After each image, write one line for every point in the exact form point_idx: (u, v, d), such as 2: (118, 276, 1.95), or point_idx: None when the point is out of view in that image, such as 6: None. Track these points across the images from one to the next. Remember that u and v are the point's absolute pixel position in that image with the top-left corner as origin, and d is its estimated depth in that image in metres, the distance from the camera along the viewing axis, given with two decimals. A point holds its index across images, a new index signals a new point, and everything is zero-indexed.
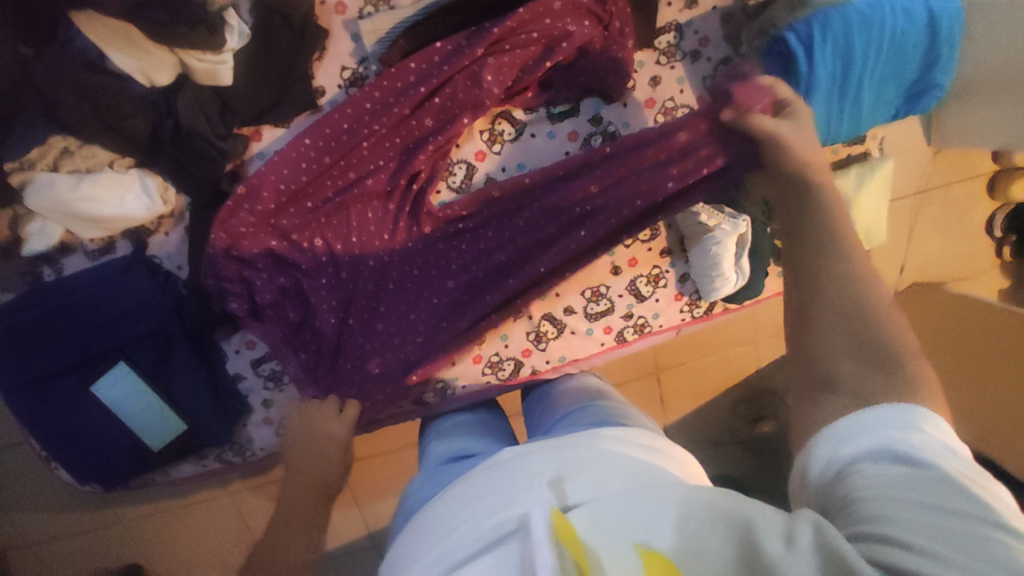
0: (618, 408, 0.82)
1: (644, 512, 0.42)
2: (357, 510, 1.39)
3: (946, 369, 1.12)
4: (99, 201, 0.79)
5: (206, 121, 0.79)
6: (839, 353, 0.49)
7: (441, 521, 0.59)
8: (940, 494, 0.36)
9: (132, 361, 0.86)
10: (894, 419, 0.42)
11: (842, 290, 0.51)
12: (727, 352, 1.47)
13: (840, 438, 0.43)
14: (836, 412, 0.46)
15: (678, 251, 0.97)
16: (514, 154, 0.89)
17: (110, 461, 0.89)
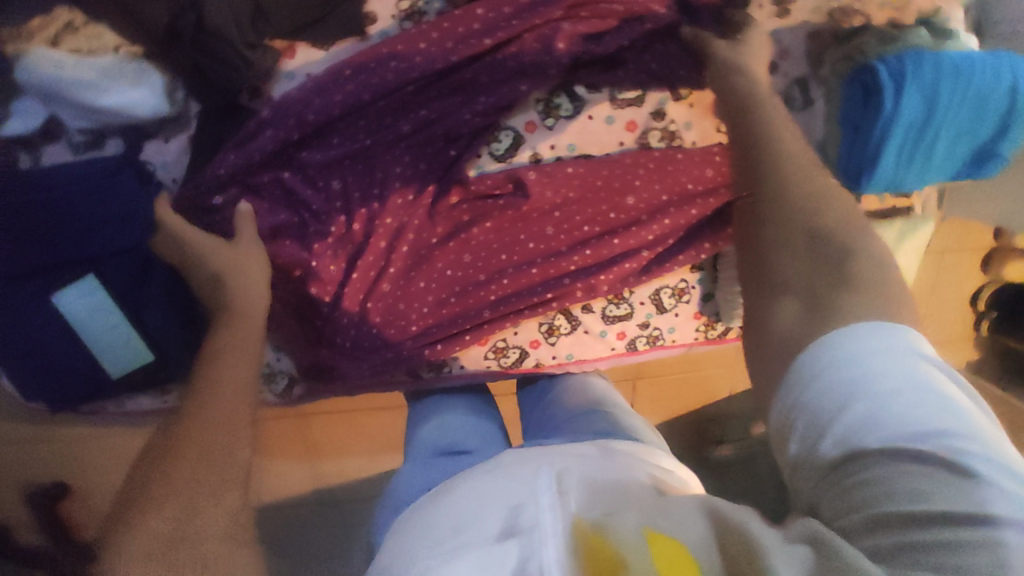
0: (624, 416, 0.78)
1: (661, 515, 0.43)
2: (309, 468, 1.30)
3: None
4: (99, 90, 0.70)
5: (235, 25, 0.69)
6: (792, 267, 0.59)
7: (418, 523, 0.54)
8: (939, 481, 0.39)
9: (104, 276, 0.76)
10: (906, 404, 0.42)
11: (802, 227, 0.61)
12: (702, 372, 1.51)
13: (851, 422, 0.43)
14: (848, 349, 0.47)
15: (708, 268, 0.92)
16: (567, 133, 0.82)
17: (61, 379, 0.80)
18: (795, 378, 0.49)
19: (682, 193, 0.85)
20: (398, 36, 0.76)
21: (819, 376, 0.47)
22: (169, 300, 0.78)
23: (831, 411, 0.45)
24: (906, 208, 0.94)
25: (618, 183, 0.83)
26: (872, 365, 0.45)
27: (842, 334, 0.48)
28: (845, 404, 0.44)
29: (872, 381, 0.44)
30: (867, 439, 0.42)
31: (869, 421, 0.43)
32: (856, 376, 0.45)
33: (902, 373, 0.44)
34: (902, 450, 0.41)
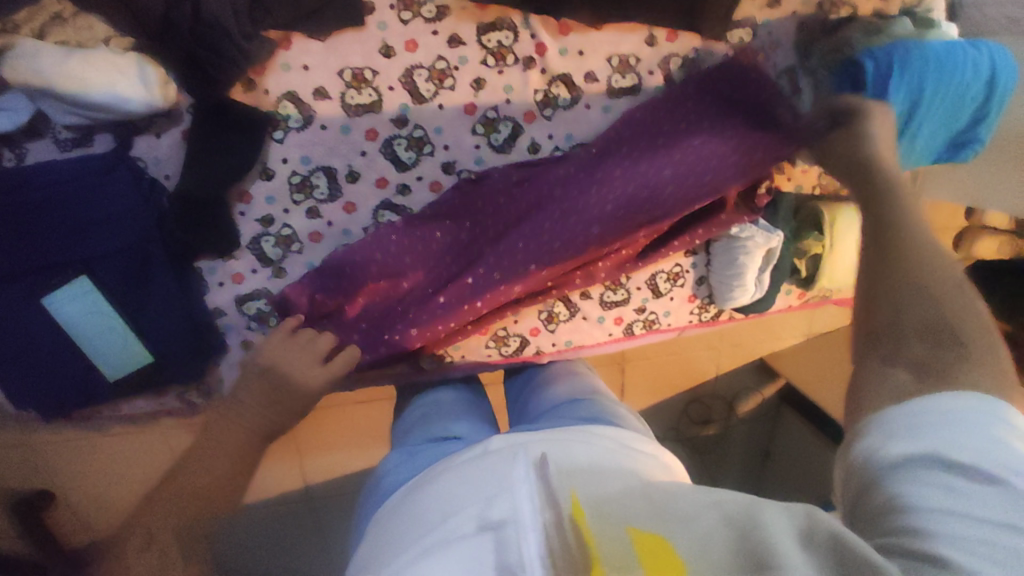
0: (613, 406, 0.75)
1: (659, 515, 0.46)
2: (299, 461, 1.25)
3: None
4: (85, 83, 0.66)
5: (232, 14, 0.68)
6: (909, 325, 0.47)
7: (409, 518, 0.54)
8: (998, 507, 0.35)
9: (96, 278, 0.74)
10: (964, 425, 0.39)
11: (926, 288, 0.48)
12: (690, 354, 1.56)
13: (897, 432, 0.41)
14: (933, 405, 0.41)
15: (701, 252, 0.95)
16: (565, 122, 0.82)
17: (58, 385, 0.78)
18: (866, 426, 0.43)
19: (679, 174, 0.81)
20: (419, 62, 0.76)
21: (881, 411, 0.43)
22: (168, 297, 0.77)
23: (889, 435, 0.41)
24: None
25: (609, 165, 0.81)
26: (941, 398, 0.41)
27: (928, 396, 0.41)
28: (904, 429, 0.40)
29: (941, 410, 0.40)
30: (918, 454, 0.38)
31: (928, 440, 0.39)
32: (919, 411, 0.40)
33: (971, 407, 0.40)
34: (954, 465, 0.37)
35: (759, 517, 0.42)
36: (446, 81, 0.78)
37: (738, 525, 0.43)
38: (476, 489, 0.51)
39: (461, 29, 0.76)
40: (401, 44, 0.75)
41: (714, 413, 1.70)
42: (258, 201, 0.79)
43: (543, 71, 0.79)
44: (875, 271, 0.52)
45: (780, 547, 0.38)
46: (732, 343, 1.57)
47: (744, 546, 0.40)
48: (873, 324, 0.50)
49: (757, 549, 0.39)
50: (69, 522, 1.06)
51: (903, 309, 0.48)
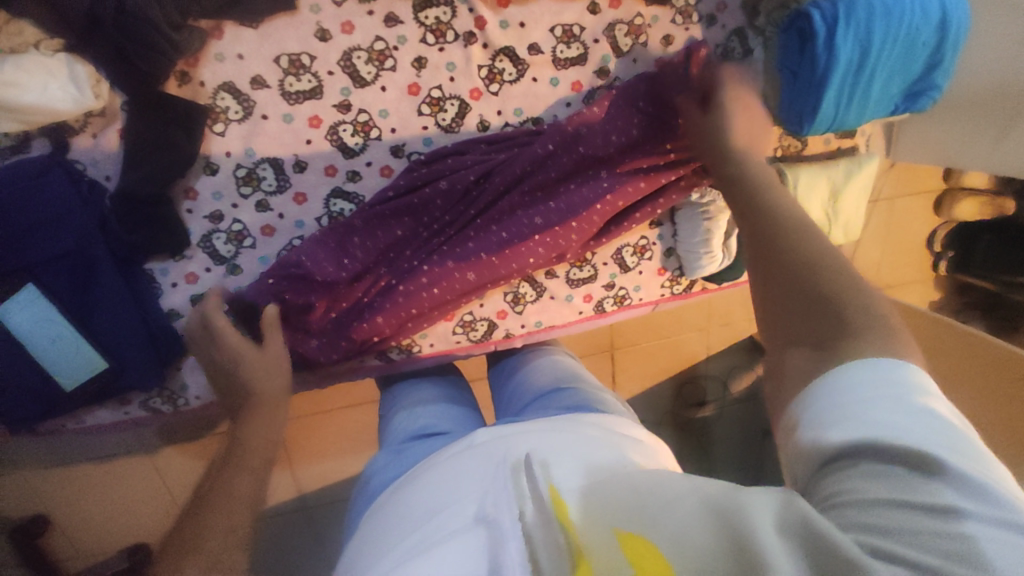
0: (596, 390, 0.71)
1: (637, 503, 0.40)
2: (290, 471, 1.21)
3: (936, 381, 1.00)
4: (15, 86, 0.65)
5: (157, 4, 0.66)
6: (793, 305, 0.44)
7: (387, 520, 0.50)
8: (936, 491, 0.30)
9: (43, 286, 0.72)
10: (895, 399, 0.35)
11: (802, 263, 0.45)
12: (678, 337, 1.53)
13: (831, 412, 0.36)
14: (849, 385, 0.36)
15: (666, 223, 0.93)
16: (512, 97, 0.81)
17: (11, 401, 0.75)
18: (801, 409, 0.38)
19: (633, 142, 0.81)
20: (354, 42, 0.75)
21: (808, 390, 0.39)
22: (120, 299, 0.75)
23: (825, 414, 0.36)
24: (851, 148, 1.00)
25: (560, 136, 0.79)
26: (869, 370, 0.36)
27: (845, 368, 0.37)
28: (830, 410, 0.36)
29: (872, 383, 0.36)
30: (846, 434, 0.34)
31: (857, 418, 0.34)
32: (846, 386, 0.36)
33: (903, 379, 0.35)
34: (889, 444, 0.33)
35: (742, 500, 0.36)
36: (386, 62, 0.76)
37: (716, 506, 0.37)
38: (458, 489, 0.47)
39: (397, 7, 0.75)
40: (336, 27, 0.74)
41: (712, 395, 1.65)
42: (205, 198, 0.77)
43: (485, 45, 0.78)
44: (755, 258, 0.49)
45: (757, 529, 0.32)
46: (720, 321, 1.55)
47: (722, 532, 0.34)
48: (766, 311, 0.46)
49: (738, 534, 0.33)
50: (65, 548, 1.03)
51: (787, 292, 0.45)
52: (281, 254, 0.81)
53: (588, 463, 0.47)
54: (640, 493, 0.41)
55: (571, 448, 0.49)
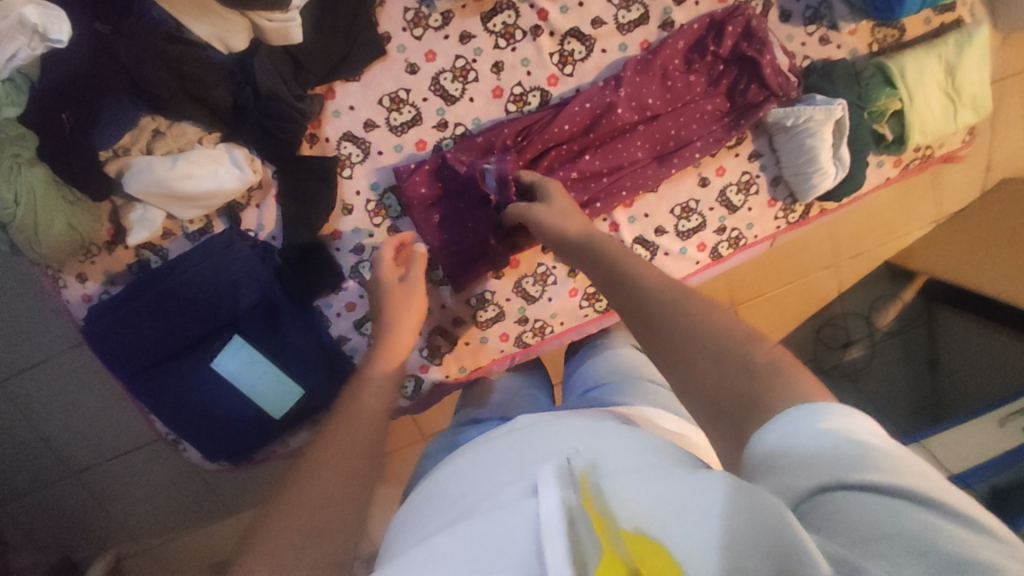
0: (650, 388, 0.70)
1: (654, 504, 0.36)
2: None
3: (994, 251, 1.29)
4: (195, 178, 0.80)
5: (283, 83, 0.80)
6: (717, 381, 0.46)
7: (424, 516, 0.48)
8: (894, 515, 0.32)
9: (245, 334, 0.88)
10: (840, 444, 0.36)
11: (681, 334, 0.50)
12: (804, 281, 1.45)
13: (790, 461, 0.37)
14: (799, 440, 0.37)
15: (768, 153, 0.92)
16: (587, 73, 0.86)
17: (238, 433, 0.92)
18: (761, 456, 0.39)
19: (702, 90, 0.86)
20: (440, 67, 0.84)
21: (760, 460, 0.39)
22: (302, 335, 0.89)
23: (793, 464, 0.37)
24: (956, 21, 0.92)
25: (635, 100, 0.84)
26: (816, 424, 0.38)
27: (798, 425, 0.38)
28: (794, 469, 0.36)
29: (827, 436, 0.37)
30: (824, 479, 0.35)
31: (829, 461, 0.35)
32: (802, 439, 0.37)
33: (842, 424, 0.37)
34: (864, 480, 0.34)
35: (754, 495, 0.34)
36: (469, 75, 0.84)
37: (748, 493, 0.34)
38: (502, 477, 0.45)
39: (468, 24, 0.83)
40: (421, 58, 0.84)
41: (854, 334, 1.54)
42: (348, 235, 0.89)
43: (552, 33, 0.84)
44: (667, 342, 0.51)
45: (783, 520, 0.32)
46: (850, 254, 1.44)
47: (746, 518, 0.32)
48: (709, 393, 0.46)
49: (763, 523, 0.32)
50: None
51: (710, 377, 0.47)
52: None
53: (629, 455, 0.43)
54: (672, 485, 0.37)
55: (616, 440, 0.46)
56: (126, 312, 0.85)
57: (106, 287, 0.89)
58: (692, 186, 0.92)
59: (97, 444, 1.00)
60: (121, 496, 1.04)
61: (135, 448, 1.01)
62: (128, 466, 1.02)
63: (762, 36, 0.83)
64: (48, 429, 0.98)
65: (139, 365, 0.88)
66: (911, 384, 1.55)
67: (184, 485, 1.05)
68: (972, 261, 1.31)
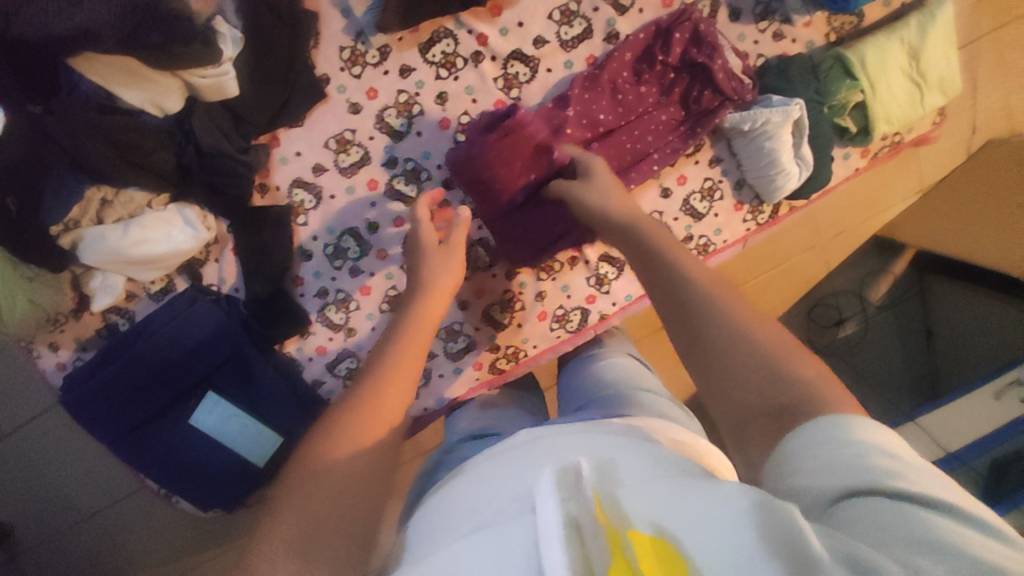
0: (643, 396, 0.67)
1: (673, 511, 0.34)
2: None
3: (981, 221, 1.21)
4: (149, 242, 0.80)
5: (224, 138, 0.78)
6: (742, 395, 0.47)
7: (427, 520, 0.47)
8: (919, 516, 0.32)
9: (219, 389, 0.89)
10: (860, 448, 0.37)
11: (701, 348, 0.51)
12: (788, 263, 1.38)
13: (814, 461, 0.38)
14: (820, 444, 0.39)
15: (728, 157, 0.90)
16: (535, 94, 0.83)
17: (224, 485, 0.92)
18: (783, 460, 0.40)
19: (653, 100, 0.83)
20: (384, 104, 0.82)
21: (774, 465, 0.41)
22: (273, 383, 0.89)
23: (815, 468, 0.37)
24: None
25: (586, 118, 0.82)
26: (829, 432, 0.39)
27: (819, 428, 0.40)
28: (802, 477, 0.38)
29: (846, 440, 0.38)
30: (840, 481, 0.35)
31: (834, 466, 0.37)
32: (823, 442, 0.39)
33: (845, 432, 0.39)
34: (880, 483, 0.34)
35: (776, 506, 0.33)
36: (413, 109, 0.83)
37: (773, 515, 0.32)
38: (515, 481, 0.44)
39: (407, 57, 0.81)
40: (363, 96, 0.82)
41: (848, 310, 1.45)
42: (309, 280, 0.89)
43: (493, 57, 0.81)
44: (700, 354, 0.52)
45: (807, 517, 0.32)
46: (832, 233, 1.37)
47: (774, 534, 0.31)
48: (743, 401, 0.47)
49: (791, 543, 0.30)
50: None
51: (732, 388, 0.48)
52: (382, 307, 0.91)
53: (634, 457, 0.43)
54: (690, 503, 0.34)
55: (629, 451, 0.43)
56: (97, 382, 0.85)
57: (79, 354, 0.89)
58: (654, 197, 0.90)
59: (85, 499, 1.00)
60: (111, 550, 1.03)
61: (122, 500, 1.01)
62: (118, 516, 1.02)
63: (710, 41, 0.80)
64: (38, 488, 0.99)
65: (117, 432, 0.88)
66: (908, 358, 1.47)
67: (175, 532, 1.04)
68: (962, 233, 1.24)
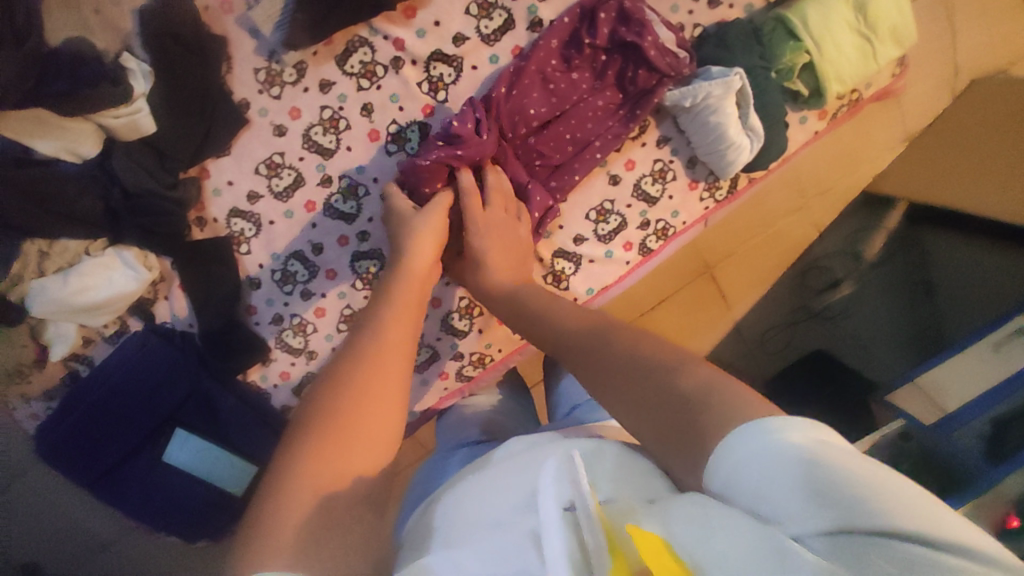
0: None
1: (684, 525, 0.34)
2: None
3: (970, 165, 1.11)
4: (91, 289, 0.79)
5: (149, 175, 0.77)
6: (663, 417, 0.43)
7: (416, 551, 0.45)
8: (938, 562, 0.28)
9: (187, 426, 0.89)
10: (850, 469, 0.32)
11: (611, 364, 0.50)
12: (775, 228, 1.30)
13: (804, 492, 0.32)
14: (802, 467, 0.33)
15: (677, 136, 0.85)
16: (463, 93, 0.80)
17: (202, 520, 0.91)
18: (757, 479, 0.34)
19: (587, 86, 0.80)
20: (310, 122, 0.80)
21: (745, 485, 0.34)
22: (239, 412, 0.89)
23: (808, 496, 0.32)
24: None
25: (517, 113, 0.77)
26: (813, 449, 0.33)
27: (798, 443, 0.34)
28: (756, 498, 0.34)
29: (835, 459, 0.33)
30: (839, 516, 0.30)
31: (803, 488, 0.32)
32: (810, 464, 0.33)
33: (815, 442, 0.34)
34: (888, 523, 0.30)
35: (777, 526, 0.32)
36: (340, 124, 0.80)
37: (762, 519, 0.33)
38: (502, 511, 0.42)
39: (325, 71, 0.78)
40: (287, 117, 0.80)
41: (842, 271, 1.33)
42: (263, 308, 0.88)
43: (414, 61, 0.79)
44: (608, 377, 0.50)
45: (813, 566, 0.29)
46: (818, 191, 1.29)
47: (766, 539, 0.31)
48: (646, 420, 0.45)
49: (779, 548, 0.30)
50: None
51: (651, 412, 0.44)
52: (339, 327, 0.89)
53: (643, 473, 0.44)
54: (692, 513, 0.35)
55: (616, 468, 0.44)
56: (64, 430, 0.85)
57: (49, 404, 0.88)
58: (603, 186, 0.86)
59: (76, 548, 1.01)
60: None
61: (115, 542, 1.02)
62: (110, 561, 1.03)
63: (638, 18, 0.76)
64: (27, 544, 0.99)
65: (90, 476, 0.87)
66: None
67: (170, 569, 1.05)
68: (951, 181, 1.14)
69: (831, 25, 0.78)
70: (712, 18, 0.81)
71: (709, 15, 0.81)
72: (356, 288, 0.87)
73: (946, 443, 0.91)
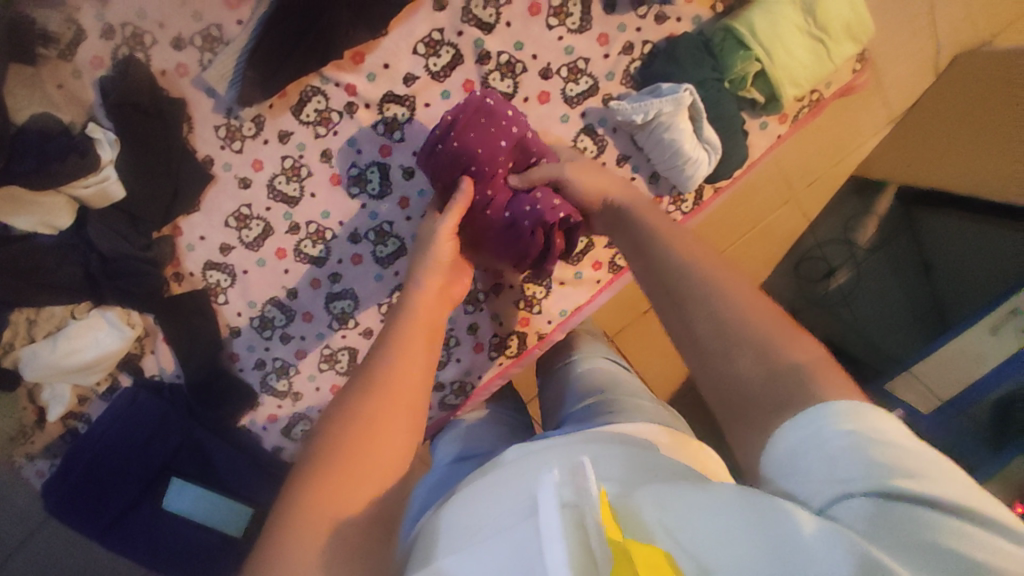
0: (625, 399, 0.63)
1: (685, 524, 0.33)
2: None
3: (966, 139, 1.05)
4: (78, 351, 0.82)
5: (124, 239, 0.79)
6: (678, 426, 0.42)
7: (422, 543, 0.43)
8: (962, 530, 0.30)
9: (182, 474, 0.92)
10: (879, 439, 0.35)
11: None
12: (764, 222, 1.23)
13: (834, 458, 0.35)
14: (834, 434, 0.36)
15: (636, 153, 0.85)
16: (418, 131, 0.81)
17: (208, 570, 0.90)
18: (796, 447, 0.37)
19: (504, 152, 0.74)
20: (273, 173, 0.82)
21: (786, 454, 0.38)
22: (228, 455, 0.91)
23: (839, 462, 0.34)
24: None
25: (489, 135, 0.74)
26: (847, 421, 0.36)
27: (836, 417, 0.37)
28: (806, 465, 0.36)
29: (867, 431, 0.35)
30: (864, 481, 0.33)
31: (839, 460, 0.35)
32: (841, 431, 0.36)
33: (855, 419, 0.36)
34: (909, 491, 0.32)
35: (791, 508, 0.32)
36: (302, 172, 0.82)
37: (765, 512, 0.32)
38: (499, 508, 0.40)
39: (283, 122, 0.80)
40: (250, 169, 0.82)
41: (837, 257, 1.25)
42: (245, 354, 0.90)
43: (367, 105, 0.80)
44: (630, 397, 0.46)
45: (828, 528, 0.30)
46: (804, 182, 1.22)
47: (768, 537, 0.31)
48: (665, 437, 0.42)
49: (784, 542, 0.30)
50: None
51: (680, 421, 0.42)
52: (321, 367, 0.90)
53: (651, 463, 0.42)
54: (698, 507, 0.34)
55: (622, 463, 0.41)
56: (64, 490, 0.87)
57: (52, 461, 0.90)
58: None
59: None
60: None
61: None
62: None
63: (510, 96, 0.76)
64: None
65: (96, 532, 0.88)
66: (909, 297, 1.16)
67: None
68: (945, 156, 1.08)
69: (781, 32, 0.77)
70: (659, 34, 0.81)
71: (656, 31, 0.81)
72: (333, 328, 0.88)
73: (953, 436, 0.91)
